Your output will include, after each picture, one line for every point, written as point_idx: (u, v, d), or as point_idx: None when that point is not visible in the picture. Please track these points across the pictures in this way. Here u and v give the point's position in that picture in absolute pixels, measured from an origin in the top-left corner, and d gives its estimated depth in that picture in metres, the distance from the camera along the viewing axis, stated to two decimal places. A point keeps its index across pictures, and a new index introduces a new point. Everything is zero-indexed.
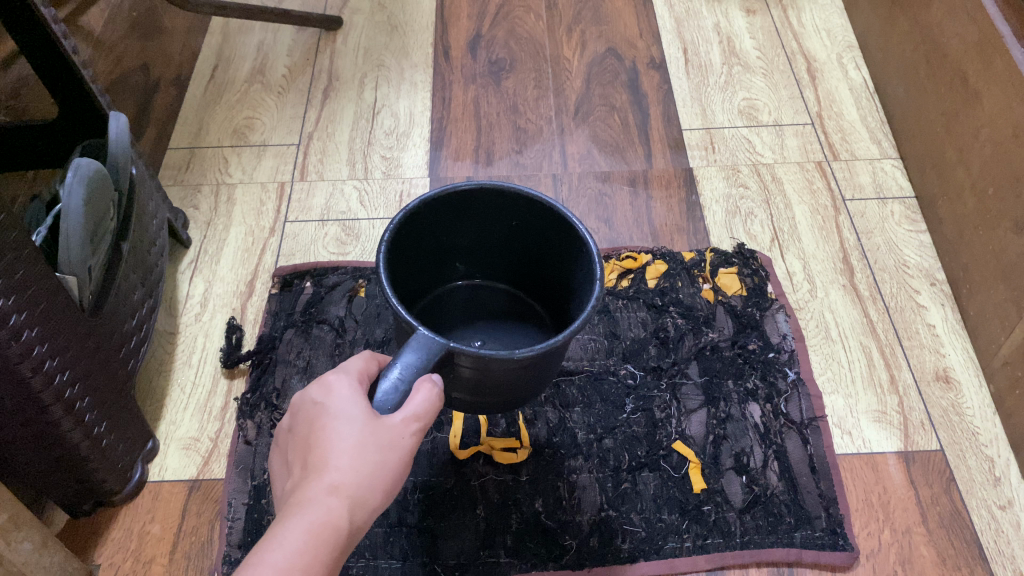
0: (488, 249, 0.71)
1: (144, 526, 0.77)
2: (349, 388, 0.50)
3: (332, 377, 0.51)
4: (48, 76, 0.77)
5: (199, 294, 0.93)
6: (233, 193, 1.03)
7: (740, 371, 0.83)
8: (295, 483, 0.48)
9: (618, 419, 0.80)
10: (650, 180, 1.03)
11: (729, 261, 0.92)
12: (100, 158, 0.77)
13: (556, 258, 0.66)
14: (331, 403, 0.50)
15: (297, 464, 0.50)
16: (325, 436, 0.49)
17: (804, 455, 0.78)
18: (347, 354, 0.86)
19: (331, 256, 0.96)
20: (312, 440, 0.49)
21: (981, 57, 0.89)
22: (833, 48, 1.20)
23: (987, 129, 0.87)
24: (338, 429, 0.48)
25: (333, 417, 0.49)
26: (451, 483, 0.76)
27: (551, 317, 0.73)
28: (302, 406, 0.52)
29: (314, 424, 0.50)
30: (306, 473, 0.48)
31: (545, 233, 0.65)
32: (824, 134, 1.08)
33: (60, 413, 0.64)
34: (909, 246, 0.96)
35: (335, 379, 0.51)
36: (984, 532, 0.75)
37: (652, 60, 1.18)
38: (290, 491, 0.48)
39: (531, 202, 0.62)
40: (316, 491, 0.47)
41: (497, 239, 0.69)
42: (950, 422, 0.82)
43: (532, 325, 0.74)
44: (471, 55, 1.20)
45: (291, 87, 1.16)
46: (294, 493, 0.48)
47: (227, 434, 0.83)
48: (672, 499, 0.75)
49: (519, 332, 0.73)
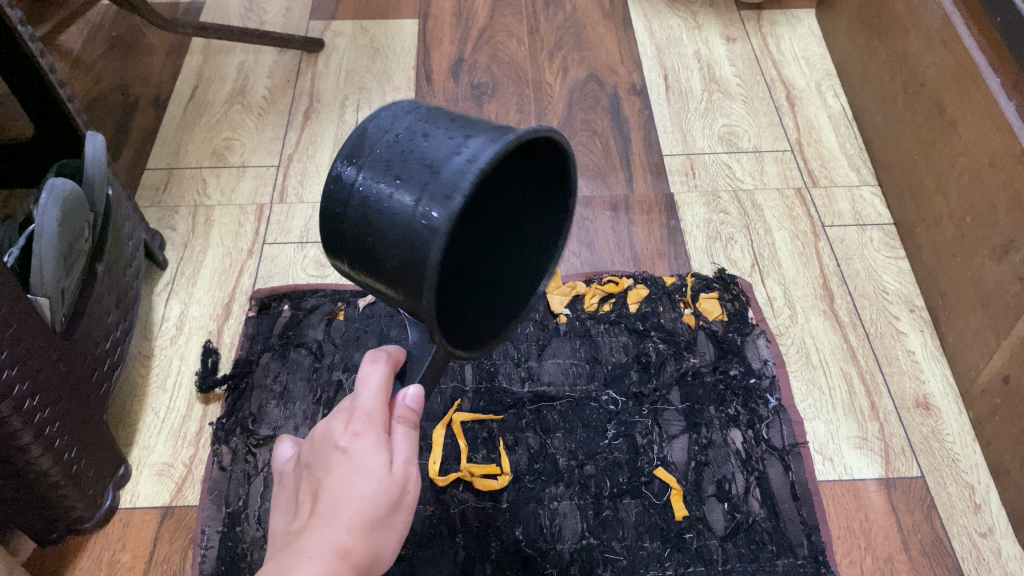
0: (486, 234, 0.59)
1: (114, 555, 0.75)
2: (374, 439, 0.51)
3: (357, 427, 0.51)
4: (28, 97, 0.76)
5: (175, 317, 0.92)
6: (211, 215, 1.02)
7: (722, 397, 0.82)
8: (299, 532, 0.48)
9: (599, 446, 0.79)
10: (631, 206, 1.03)
11: (710, 285, 0.92)
12: (77, 179, 0.75)
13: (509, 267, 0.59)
14: (355, 453, 0.50)
15: (300, 514, 0.49)
16: (340, 494, 0.49)
17: (785, 482, 0.77)
18: (324, 378, 0.84)
19: (309, 278, 0.95)
20: (324, 492, 0.49)
21: (958, 87, 0.90)
22: (811, 76, 1.21)
23: (963, 157, 0.88)
24: (358, 483, 0.49)
25: (354, 470, 0.49)
26: (429, 511, 0.75)
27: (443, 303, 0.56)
28: (323, 443, 0.52)
29: (328, 474, 0.50)
30: (312, 526, 0.48)
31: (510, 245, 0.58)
32: (803, 161, 1.09)
33: (30, 439, 0.63)
34: (888, 272, 0.97)
35: (357, 431, 0.51)
36: (965, 559, 0.75)
37: (633, 86, 1.19)
38: (298, 535, 0.48)
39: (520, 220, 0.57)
40: (325, 546, 0.47)
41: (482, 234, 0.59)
42: (930, 449, 0.82)
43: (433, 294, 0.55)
44: (454, 78, 1.20)
45: (271, 108, 1.15)
46: (301, 541, 0.47)
47: (201, 460, 0.81)
48: (654, 527, 0.74)
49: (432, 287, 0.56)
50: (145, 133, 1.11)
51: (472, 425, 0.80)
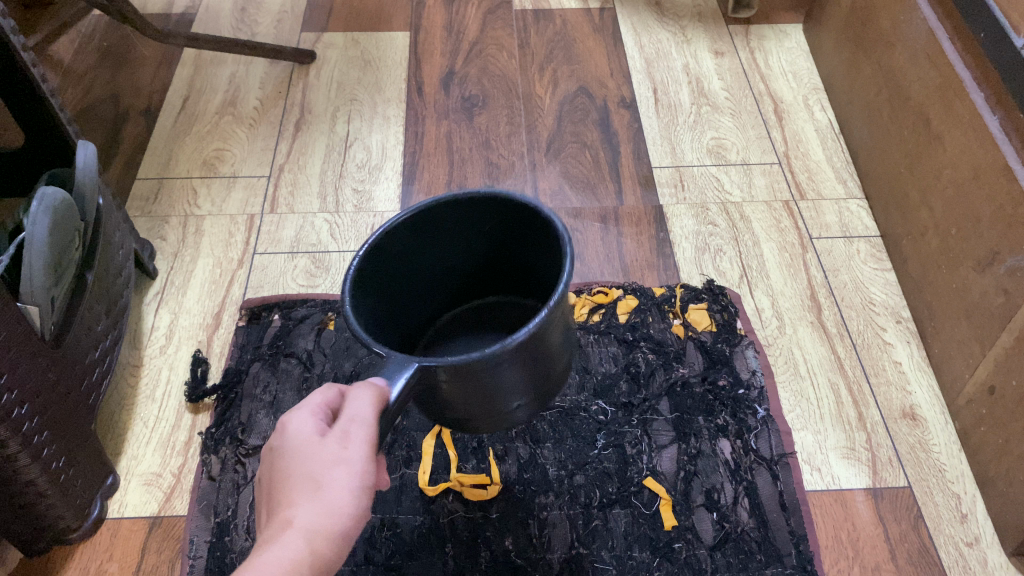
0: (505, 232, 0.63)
1: (101, 565, 0.74)
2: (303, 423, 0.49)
3: (286, 421, 0.50)
4: (18, 105, 0.76)
5: (164, 326, 0.91)
6: (201, 225, 1.02)
7: (711, 407, 0.83)
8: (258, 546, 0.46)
9: (589, 455, 0.79)
10: (620, 217, 1.04)
11: (699, 296, 0.93)
12: (66, 188, 0.75)
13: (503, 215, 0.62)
14: (285, 443, 0.49)
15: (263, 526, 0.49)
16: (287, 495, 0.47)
17: (774, 491, 0.78)
18: (314, 387, 0.84)
19: (299, 288, 0.95)
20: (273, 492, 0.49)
21: (942, 100, 0.91)
22: (799, 90, 1.22)
23: (948, 170, 0.89)
24: (296, 472, 0.47)
25: (285, 456, 0.48)
26: (419, 521, 0.75)
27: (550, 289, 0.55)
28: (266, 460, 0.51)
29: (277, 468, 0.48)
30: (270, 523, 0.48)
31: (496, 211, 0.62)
32: (790, 174, 1.10)
33: (16, 447, 0.62)
34: (875, 284, 0.97)
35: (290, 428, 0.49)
36: (951, 568, 0.75)
37: (622, 99, 1.20)
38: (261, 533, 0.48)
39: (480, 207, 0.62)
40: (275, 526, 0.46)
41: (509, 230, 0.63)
42: (916, 459, 0.82)
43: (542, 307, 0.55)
44: (445, 90, 1.20)
45: (263, 119, 1.16)
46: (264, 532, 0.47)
47: (190, 469, 0.80)
48: (643, 536, 0.74)
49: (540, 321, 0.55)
50: (135, 144, 1.11)
51: (462, 435, 0.81)
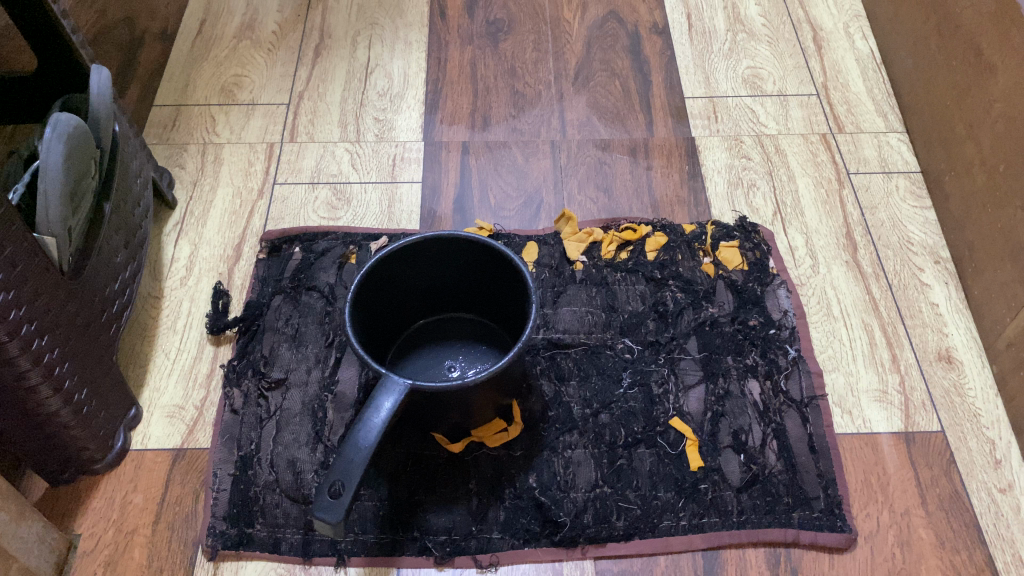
0: (445, 337, 0.79)
1: (126, 496, 0.74)
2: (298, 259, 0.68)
3: None
4: (31, 30, 0.73)
5: (184, 258, 0.90)
6: (220, 153, 1.00)
7: (740, 347, 0.81)
8: None
9: (614, 394, 0.78)
10: (651, 150, 1.00)
11: (731, 234, 0.90)
12: (81, 115, 0.73)
13: (447, 335, 0.79)
14: None
15: None
16: None
17: (804, 434, 0.77)
18: (337, 322, 0.83)
19: (321, 220, 0.93)
20: None
21: (997, 29, 0.86)
22: (839, 17, 1.17)
23: (1000, 104, 0.85)
24: None
25: None
26: (443, 457, 0.74)
27: (492, 354, 0.77)
28: None
29: None
30: None
31: (450, 332, 0.80)
32: (829, 106, 1.06)
33: (38, 379, 0.62)
34: (913, 222, 0.94)
35: None
36: (983, 515, 0.74)
37: (654, 25, 1.15)
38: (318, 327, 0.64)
39: (445, 325, 0.80)
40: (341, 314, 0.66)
41: (448, 334, 0.79)
42: (951, 403, 0.80)
43: (485, 346, 0.78)
44: (469, 14, 1.16)
45: (282, 44, 1.12)
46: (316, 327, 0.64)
47: (212, 403, 0.80)
48: (668, 476, 0.73)
49: (484, 352, 0.78)
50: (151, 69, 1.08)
51: None
